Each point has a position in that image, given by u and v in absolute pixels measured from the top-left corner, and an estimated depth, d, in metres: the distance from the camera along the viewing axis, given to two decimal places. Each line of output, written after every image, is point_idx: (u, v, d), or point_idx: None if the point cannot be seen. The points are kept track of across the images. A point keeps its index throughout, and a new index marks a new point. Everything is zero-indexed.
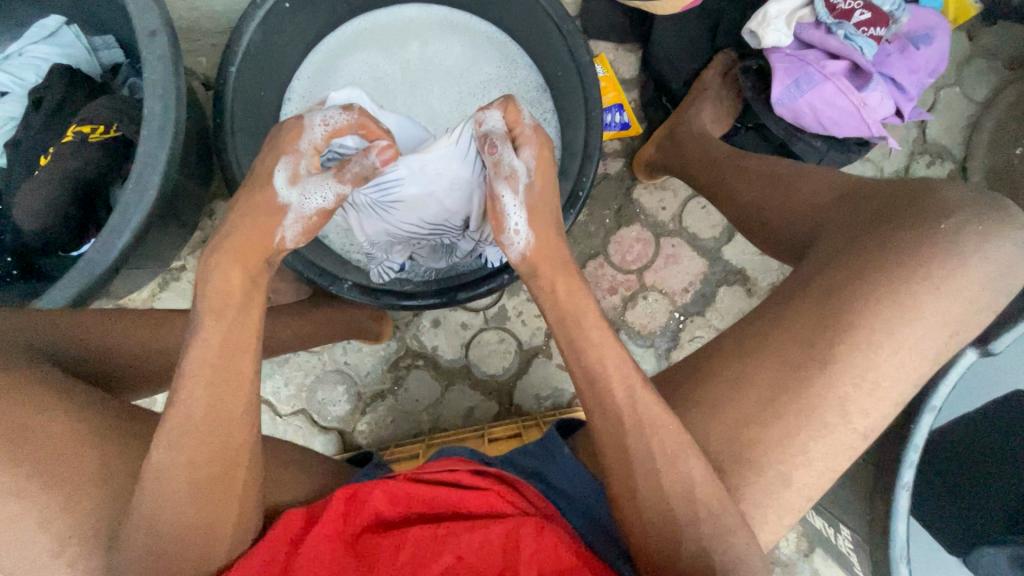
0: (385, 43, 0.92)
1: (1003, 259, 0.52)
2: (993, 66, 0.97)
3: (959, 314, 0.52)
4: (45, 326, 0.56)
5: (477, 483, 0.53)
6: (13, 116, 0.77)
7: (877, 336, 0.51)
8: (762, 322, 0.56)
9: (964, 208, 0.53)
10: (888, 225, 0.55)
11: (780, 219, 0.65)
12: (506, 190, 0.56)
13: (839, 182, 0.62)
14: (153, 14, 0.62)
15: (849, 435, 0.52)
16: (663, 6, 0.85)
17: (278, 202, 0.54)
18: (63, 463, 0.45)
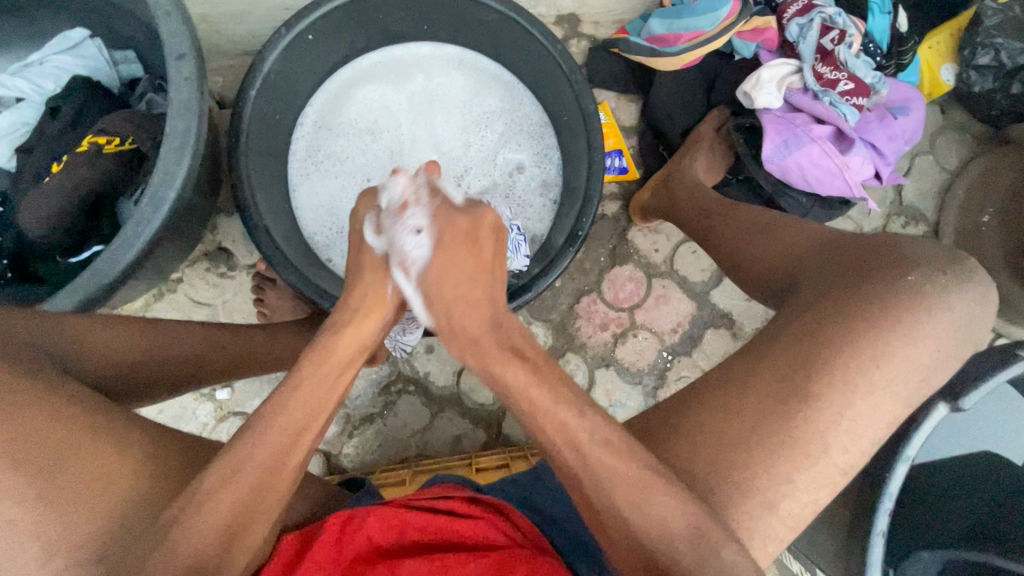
0: (397, 76, 0.96)
1: (966, 310, 0.56)
2: (963, 139, 1.05)
3: (927, 360, 0.55)
4: (43, 326, 0.55)
5: (471, 511, 0.54)
6: (27, 121, 0.78)
7: (854, 377, 0.54)
8: (745, 364, 0.58)
9: (930, 261, 0.57)
10: (861, 275, 0.58)
11: (764, 264, 0.69)
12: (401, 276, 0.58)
13: (817, 233, 0.66)
14: (183, 37, 0.64)
15: (832, 470, 0.54)
16: (665, 62, 0.92)
17: (376, 255, 0.59)
18: (55, 470, 0.43)
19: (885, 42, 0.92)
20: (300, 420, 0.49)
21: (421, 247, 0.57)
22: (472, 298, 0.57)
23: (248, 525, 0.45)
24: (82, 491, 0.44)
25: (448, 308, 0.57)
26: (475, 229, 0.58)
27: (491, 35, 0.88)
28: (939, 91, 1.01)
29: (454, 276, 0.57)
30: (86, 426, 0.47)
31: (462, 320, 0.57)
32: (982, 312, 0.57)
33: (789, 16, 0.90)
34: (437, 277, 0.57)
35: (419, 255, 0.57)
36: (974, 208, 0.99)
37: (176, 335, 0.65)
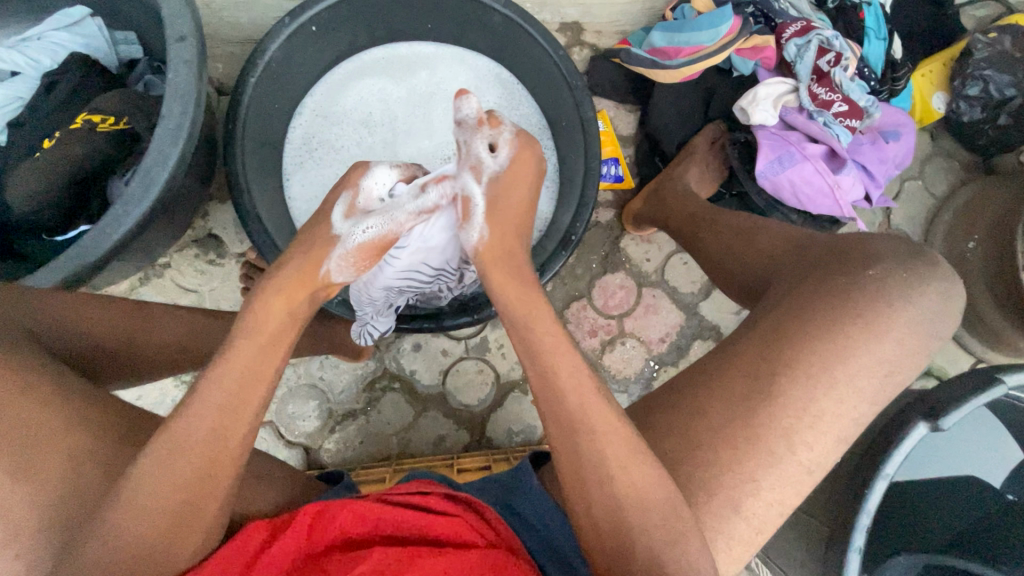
0: (399, 71, 0.95)
1: (930, 307, 0.56)
2: (952, 166, 1.07)
3: (891, 355, 0.55)
4: (26, 302, 0.54)
5: (449, 509, 0.53)
6: (21, 95, 0.77)
7: (816, 371, 0.54)
8: (712, 357, 0.59)
9: (891, 257, 0.58)
10: (825, 271, 0.59)
11: (743, 269, 0.71)
12: (471, 178, 0.59)
13: (793, 236, 0.68)
14: (185, 20, 0.64)
15: (795, 466, 0.53)
16: (665, 74, 0.93)
17: (331, 232, 0.59)
18: (31, 445, 0.44)
19: (879, 68, 0.95)
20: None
21: (498, 157, 0.59)
22: (522, 215, 0.61)
23: None
24: (55, 470, 0.43)
25: (506, 214, 0.59)
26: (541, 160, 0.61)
27: (494, 36, 0.88)
28: (931, 118, 1.02)
29: (515, 194, 0.60)
30: (64, 406, 0.46)
31: (509, 244, 0.60)
32: (948, 308, 0.57)
33: (788, 35, 0.91)
34: (503, 193, 0.59)
35: (493, 165, 0.59)
36: (961, 235, 1.00)
37: (160, 319, 0.64)
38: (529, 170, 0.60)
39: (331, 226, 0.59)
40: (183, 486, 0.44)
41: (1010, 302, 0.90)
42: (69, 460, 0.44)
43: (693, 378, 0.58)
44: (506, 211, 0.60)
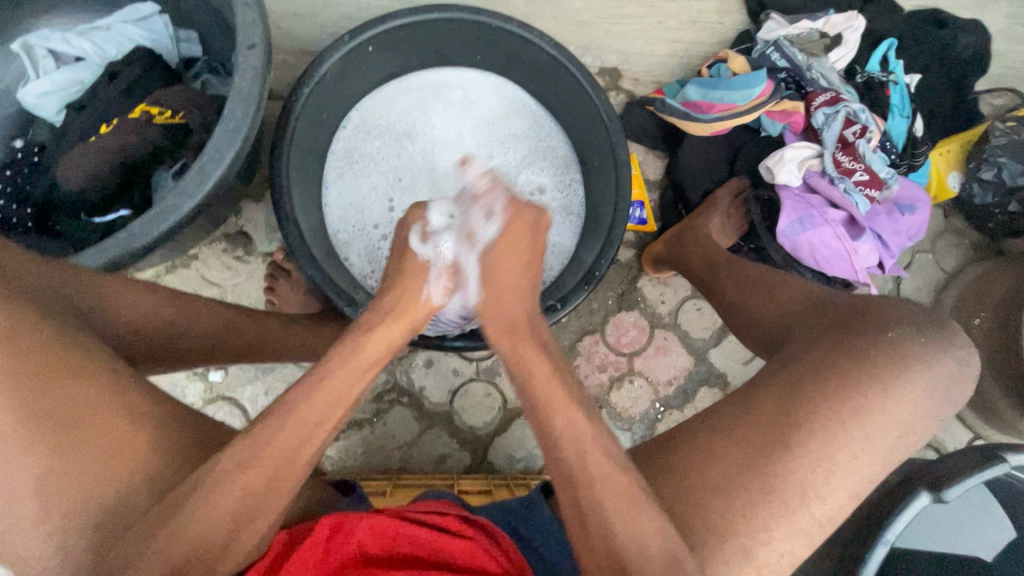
0: (441, 92, 0.99)
1: (944, 373, 0.58)
2: (961, 243, 1.11)
3: (905, 417, 0.56)
4: (76, 282, 0.55)
5: (464, 531, 0.54)
6: (82, 80, 0.80)
7: (832, 429, 0.55)
8: (730, 404, 0.60)
9: (909, 322, 0.60)
10: (844, 330, 0.61)
11: (762, 319, 0.73)
12: (464, 247, 0.64)
13: (813, 293, 0.70)
14: (257, 30, 0.67)
15: (806, 519, 0.54)
16: (696, 127, 0.97)
17: (418, 261, 0.64)
18: (71, 424, 0.44)
19: (901, 142, 0.99)
20: (321, 411, 0.49)
21: (489, 228, 0.64)
22: (519, 284, 0.65)
23: (259, 514, 0.45)
24: (88, 449, 0.44)
25: (500, 282, 0.64)
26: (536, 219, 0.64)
27: (537, 72, 0.91)
28: (946, 195, 1.07)
29: (509, 264, 0.64)
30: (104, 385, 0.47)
31: (504, 304, 0.63)
32: (962, 375, 0.59)
33: (817, 104, 0.95)
34: (497, 258, 0.63)
35: (486, 234, 0.64)
36: (967, 311, 1.03)
37: (200, 311, 0.66)
38: (524, 231, 0.64)
39: (414, 255, 0.64)
40: (228, 491, 0.44)
41: (1011, 381, 0.93)
42: (103, 442, 0.44)
43: (709, 423, 0.59)
44: (505, 280, 0.64)
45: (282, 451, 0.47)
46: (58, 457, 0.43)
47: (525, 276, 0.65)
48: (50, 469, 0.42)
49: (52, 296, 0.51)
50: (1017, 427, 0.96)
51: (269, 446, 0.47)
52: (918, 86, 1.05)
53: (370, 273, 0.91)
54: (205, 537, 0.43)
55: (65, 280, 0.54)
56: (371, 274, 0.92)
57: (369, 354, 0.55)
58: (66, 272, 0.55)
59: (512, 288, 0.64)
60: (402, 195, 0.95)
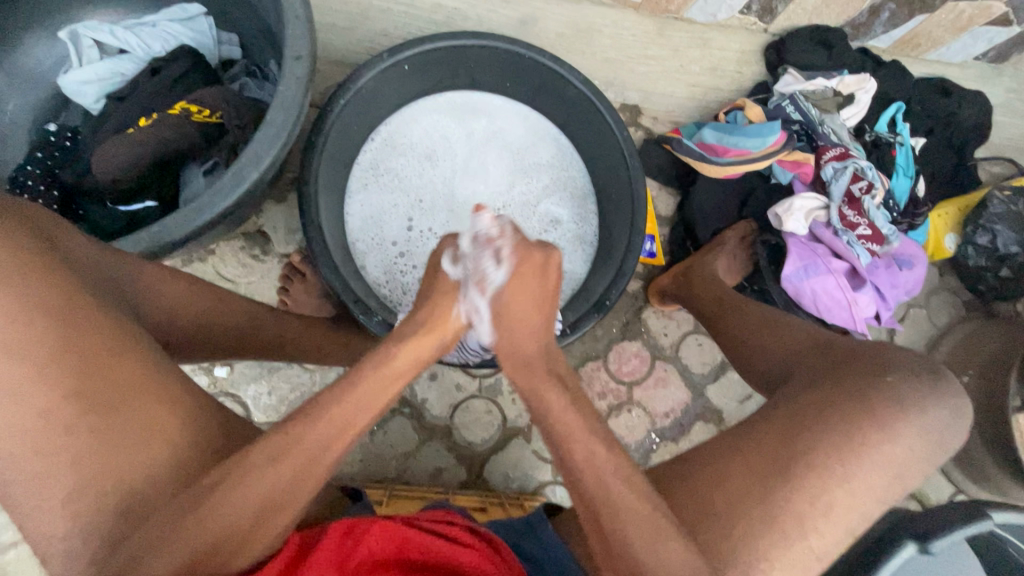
0: (467, 115, 1.02)
1: (940, 420, 0.60)
2: (954, 302, 1.15)
3: (902, 459, 0.58)
4: (120, 266, 0.58)
5: (472, 542, 0.56)
6: (124, 73, 0.82)
7: (831, 465, 0.57)
8: (732, 437, 0.62)
9: (907, 368, 0.62)
10: (844, 372, 0.63)
11: (765, 357, 0.75)
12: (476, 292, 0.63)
13: (816, 335, 0.73)
14: (304, 42, 0.69)
15: (805, 552, 0.55)
16: (710, 169, 1.00)
17: (450, 282, 0.64)
18: (110, 407, 0.46)
19: (902, 202, 1.03)
20: (351, 409, 0.50)
21: (499, 272, 0.62)
22: (531, 322, 0.64)
23: (280, 509, 0.46)
24: (127, 436, 0.46)
25: (511, 320, 0.63)
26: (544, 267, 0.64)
27: (563, 104, 0.95)
28: (941, 255, 1.11)
29: (520, 305, 0.63)
30: (143, 370, 0.49)
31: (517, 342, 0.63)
32: (956, 423, 0.61)
33: (827, 158, 0.99)
34: (509, 300, 0.63)
35: (496, 280, 0.63)
36: (958, 368, 1.06)
37: (227, 303, 0.70)
38: (536, 275, 0.63)
39: (446, 276, 0.65)
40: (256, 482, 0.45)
41: (996, 439, 0.95)
42: (138, 426, 0.47)
43: (712, 456, 0.61)
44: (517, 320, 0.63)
45: (305, 450, 0.47)
46: (97, 435, 0.45)
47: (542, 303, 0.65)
48: (87, 448, 0.45)
49: (97, 278, 0.54)
50: (999, 484, 0.99)
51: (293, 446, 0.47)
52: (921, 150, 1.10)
53: (384, 283, 0.93)
54: (231, 525, 0.44)
55: (110, 265, 0.57)
56: (384, 284, 0.93)
57: (401, 365, 0.55)
58: (111, 256, 0.57)
59: (530, 324, 0.64)
60: (419, 213, 0.97)
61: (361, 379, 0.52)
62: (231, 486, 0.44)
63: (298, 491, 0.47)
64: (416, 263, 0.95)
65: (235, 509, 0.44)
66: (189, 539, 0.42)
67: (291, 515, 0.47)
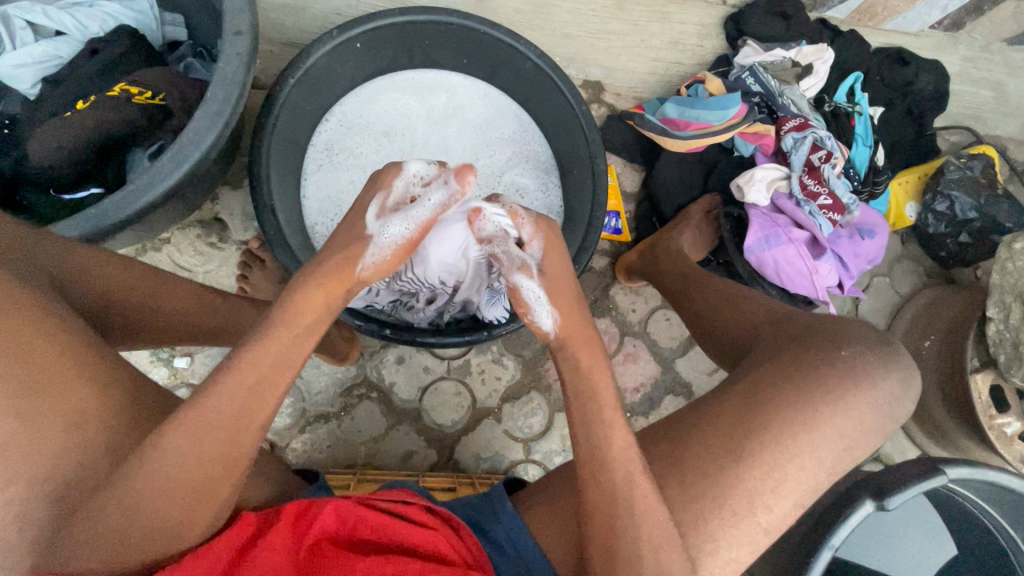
0: (424, 94, 1.00)
1: (891, 390, 0.61)
2: (917, 269, 1.16)
3: (852, 430, 0.59)
4: (49, 248, 0.56)
5: (426, 520, 0.56)
6: (61, 55, 0.79)
7: (785, 439, 0.57)
8: (693, 416, 0.62)
9: (862, 342, 0.63)
10: (801, 345, 0.64)
11: (726, 332, 0.76)
12: (522, 277, 0.62)
13: (776, 309, 0.73)
14: (243, 17, 0.67)
15: (754, 528, 0.57)
16: (672, 142, 1.00)
17: (363, 233, 0.59)
18: (43, 393, 0.44)
19: (863, 170, 1.04)
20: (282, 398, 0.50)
21: (532, 252, 0.63)
22: (566, 290, 0.63)
23: (213, 489, 0.46)
24: (61, 423, 0.45)
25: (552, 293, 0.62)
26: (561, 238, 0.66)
27: (521, 80, 0.94)
28: (902, 223, 1.12)
29: (556, 267, 0.63)
30: (78, 354, 0.48)
31: None
32: (906, 394, 0.62)
33: (786, 128, 0.99)
34: (550, 272, 0.63)
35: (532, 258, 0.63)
36: (918, 334, 1.08)
37: (175, 287, 0.68)
38: (556, 241, 0.64)
39: (364, 225, 0.59)
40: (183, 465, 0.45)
41: (954, 400, 0.98)
42: (73, 413, 0.46)
43: (674, 435, 0.61)
44: (559, 287, 0.62)
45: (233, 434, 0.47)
46: (28, 423, 0.43)
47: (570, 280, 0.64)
48: (19, 434, 0.43)
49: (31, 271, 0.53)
50: (960, 446, 1.01)
51: (227, 424, 0.46)
52: (880, 119, 1.11)
53: None
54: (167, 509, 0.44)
55: (40, 252, 0.55)
56: None
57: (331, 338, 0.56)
58: (47, 245, 0.56)
59: (566, 296, 0.62)
60: None
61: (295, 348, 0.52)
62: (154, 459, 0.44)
63: (230, 467, 0.47)
64: None
65: (165, 485, 0.44)
66: (118, 512, 0.43)
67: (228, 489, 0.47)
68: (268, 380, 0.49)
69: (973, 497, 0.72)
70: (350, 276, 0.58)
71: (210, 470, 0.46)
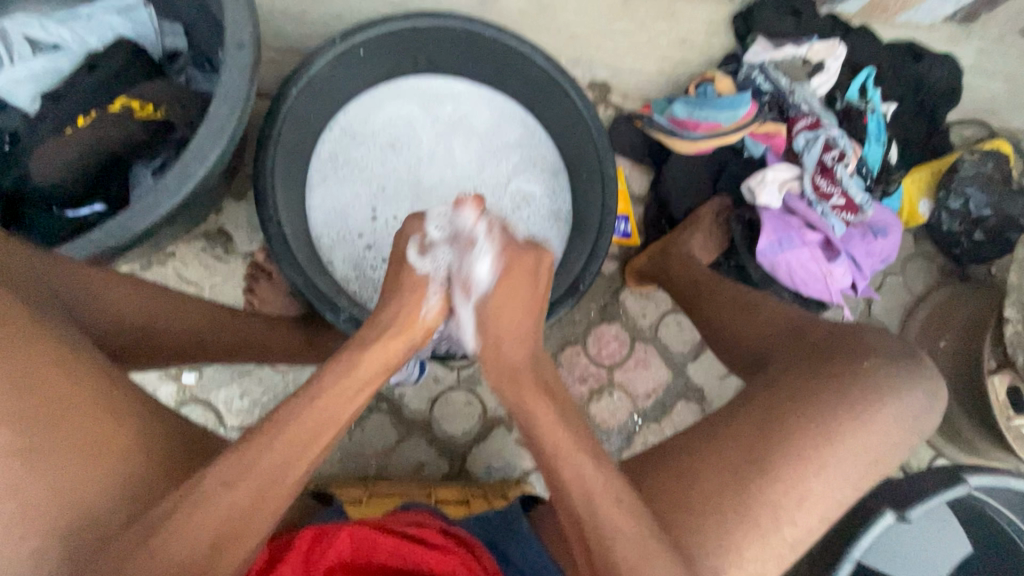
0: (429, 100, 0.98)
1: (917, 403, 0.59)
2: (930, 268, 1.15)
3: (878, 445, 0.58)
4: (59, 273, 0.57)
5: (442, 542, 0.55)
6: (60, 69, 0.78)
7: (810, 453, 0.56)
8: (709, 428, 0.61)
9: (886, 354, 0.61)
10: (823, 359, 0.62)
11: (743, 342, 0.75)
12: (460, 296, 0.64)
13: (794, 318, 0.72)
14: (245, 28, 0.65)
15: (779, 543, 0.55)
16: (680, 144, 0.99)
17: (416, 273, 0.64)
18: (50, 424, 0.43)
19: (876, 169, 1.02)
20: (318, 437, 0.50)
21: (486, 276, 0.63)
22: (519, 326, 0.64)
23: (238, 535, 0.44)
24: (74, 458, 0.44)
25: (497, 330, 0.64)
26: (534, 270, 0.64)
27: (528, 85, 0.92)
28: (916, 221, 1.10)
29: (508, 308, 0.64)
30: (82, 386, 0.47)
31: (504, 352, 0.63)
32: (934, 407, 0.60)
33: (798, 128, 0.97)
34: (496, 304, 0.63)
35: (480, 283, 0.63)
36: (933, 334, 1.07)
37: (186, 313, 0.67)
38: (525, 277, 0.64)
39: (411, 266, 0.64)
40: (209, 507, 0.43)
41: (971, 402, 0.96)
42: (87, 447, 0.45)
43: (693, 447, 0.59)
44: (502, 326, 0.64)
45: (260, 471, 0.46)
46: (40, 458, 0.42)
47: (524, 320, 0.65)
48: (30, 471, 0.42)
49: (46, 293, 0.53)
50: (979, 448, 1.00)
51: (260, 462, 0.46)
52: (893, 116, 1.08)
53: (352, 278, 0.91)
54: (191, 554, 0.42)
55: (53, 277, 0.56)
56: (353, 280, 0.91)
57: (361, 374, 0.55)
58: (57, 269, 0.57)
59: (508, 332, 0.64)
60: (385, 206, 0.94)
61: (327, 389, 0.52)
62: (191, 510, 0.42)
63: (260, 507, 0.45)
64: (386, 257, 0.92)
65: (197, 535, 0.42)
66: (149, 570, 0.41)
67: (259, 531, 0.45)
68: (303, 418, 0.50)
69: (995, 505, 0.71)
70: (420, 318, 0.63)
71: (234, 513, 0.44)
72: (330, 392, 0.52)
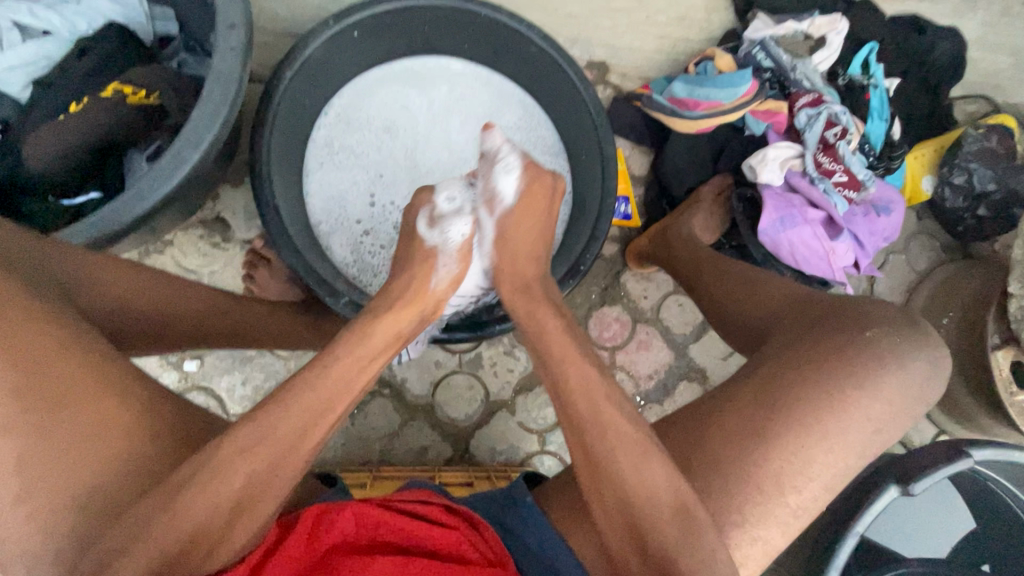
0: (424, 82, 0.97)
1: (921, 372, 0.59)
2: (933, 245, 1.14)
3: (882, 414, 0.58)
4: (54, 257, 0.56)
5: (447, 521, 0.56)
6: (50, 56, 0.77)
7: (810, 421, 0.56)
8: (711, 401, 0.61)
9: (889, 323, 0.61)
10: (824, 328, 0.62)
11: (743, 315, 0.74)
12: (484, 210, 0.65)
13: (795, 291, 0.72)
14: (237, 8, 0.64)
15: (784, 511, 0.56)
16: (680, 123, 0.97)
17: (426, 246, 0.64)
18: (50, 406, 0.43)
19: (878, 146, 1.01)
20: (317, 408, 0.49)
21: (510, 193, 0.65)
22: (535, 250, 0.65)
23: (237, 511, 0.44)
24: (75, 439, 0.44)
25: (514, 248, 0.65)
26: (552, 193, 0.66)
27: (526, 65, 0.91)
28: (918, 199, 1.10)
29: (525, 228, 0.65)
30: (87, 369, 0.46)
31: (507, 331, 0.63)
32: (937, 375, 0.60)
33: (800, 105, 0.96)
34: (514, 223, 0.65)
35: (506, 196, 0.65)
36: (937, 311, 1.06)
37: (183, 296, 0.67)
38: (541, 203, 0.66)
39: (421, 239, 0.64)
40: (205, 486, 0.43)
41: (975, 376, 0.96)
42: (89, 429, 0.44)
43: (696, 420, 0.59)
44: (516, 253, 0.65)
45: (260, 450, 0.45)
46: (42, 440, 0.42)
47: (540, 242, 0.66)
48: (35, 452, 0.42)
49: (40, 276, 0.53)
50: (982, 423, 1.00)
51: (259, 435, 0.46)
52: (896, 91, 1.07)
53: (352, 264, 0.90)
54: (192, 529, 0.42)
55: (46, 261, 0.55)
56: (352, 266, 0.90)
57: (358, 347, 0.55)
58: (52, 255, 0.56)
59: (524, 256, 0.65)
60: (383, 190, 0.94)
61: (330, 365, 0.51)
62: (199, 490, 0.42)
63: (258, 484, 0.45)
64: (385, 242, 0.92)
65: (194, 514, 0.42)
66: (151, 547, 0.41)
67: (261, 504, 0.45)
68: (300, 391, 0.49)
69: (998, 477, 0.71)
70: (426, 290, 0.62)
71: (234, 490, 0.44)
72: (330, 362, 0.52)
